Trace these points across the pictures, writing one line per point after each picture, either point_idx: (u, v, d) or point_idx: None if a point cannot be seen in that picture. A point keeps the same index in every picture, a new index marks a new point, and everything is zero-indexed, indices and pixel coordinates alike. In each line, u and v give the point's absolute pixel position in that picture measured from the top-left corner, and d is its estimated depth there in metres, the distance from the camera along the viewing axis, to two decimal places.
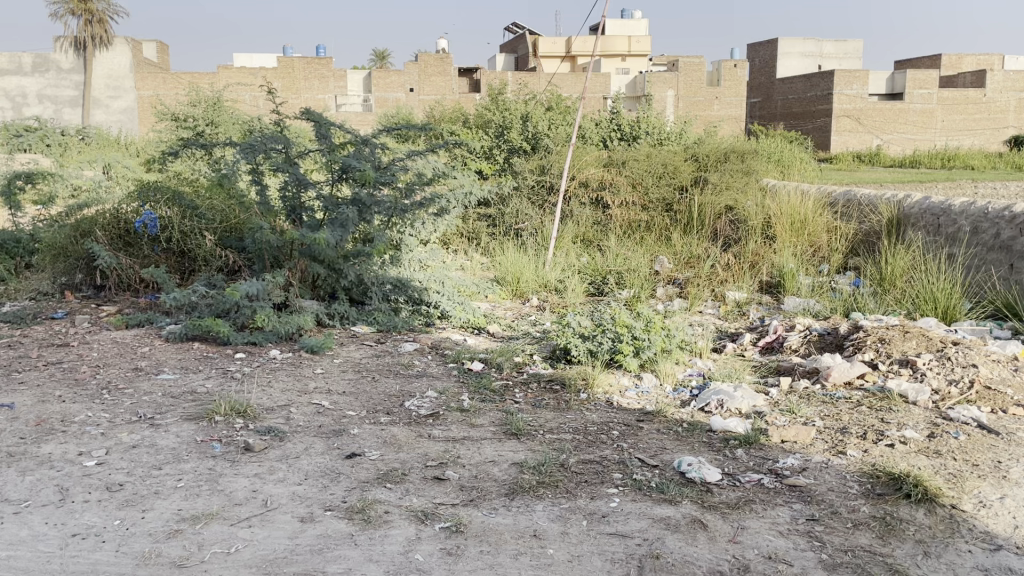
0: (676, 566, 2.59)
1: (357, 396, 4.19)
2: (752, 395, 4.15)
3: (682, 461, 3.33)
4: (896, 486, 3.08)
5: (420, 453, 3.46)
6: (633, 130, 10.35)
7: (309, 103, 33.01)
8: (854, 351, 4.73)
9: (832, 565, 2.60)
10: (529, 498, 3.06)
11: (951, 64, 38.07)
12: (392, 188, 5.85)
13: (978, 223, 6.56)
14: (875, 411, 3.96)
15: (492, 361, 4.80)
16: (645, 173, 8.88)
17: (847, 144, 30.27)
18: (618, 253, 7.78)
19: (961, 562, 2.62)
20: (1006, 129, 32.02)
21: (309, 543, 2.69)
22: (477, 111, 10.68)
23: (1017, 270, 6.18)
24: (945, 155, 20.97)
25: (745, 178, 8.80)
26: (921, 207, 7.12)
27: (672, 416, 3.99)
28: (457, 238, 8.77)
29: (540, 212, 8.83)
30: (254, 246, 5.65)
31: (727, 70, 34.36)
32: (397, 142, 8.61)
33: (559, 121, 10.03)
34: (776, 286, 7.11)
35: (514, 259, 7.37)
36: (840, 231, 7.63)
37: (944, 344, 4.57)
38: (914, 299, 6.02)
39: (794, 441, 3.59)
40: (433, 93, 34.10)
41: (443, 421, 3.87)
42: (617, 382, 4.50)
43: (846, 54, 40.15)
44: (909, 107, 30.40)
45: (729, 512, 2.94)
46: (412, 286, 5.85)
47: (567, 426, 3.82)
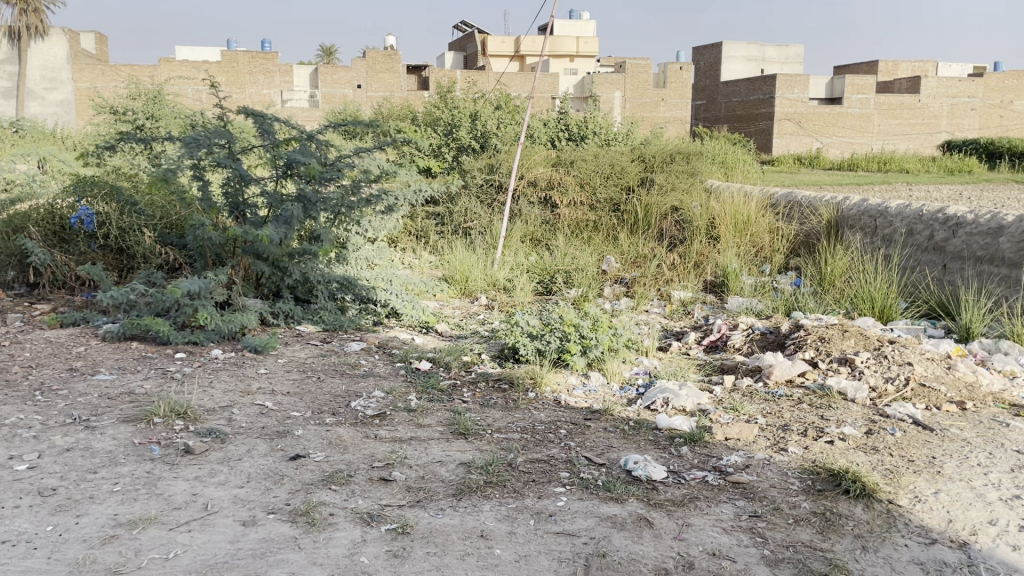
0: (622, 564, 2.60)
1: (302, 397, 4.12)
2: (697, 394, 4.20)
3: (629, 460, 3.35)
4: (835, 482, 3.16)
5: (366, 454, 3.42)
6: (581, 130, 10.41)
7: (253, 98, 32.49)
8: (795, 349, 4.83)
9: (774, 560, 2.65)
10: (477, 498, 3.04)
11: (887, 71, 39.16)
12: (338, 184, 5.77)
13: (913, 225, 6.77)
14: (816, 408, 4.05)
15: (440, 361, 4.76)
16: (593, 173, 8.94)
17: (789, 146, 30.78)
18: (566, 253, 7.81)
19: (898, 556, 2.69)
20: (939, 134, 32.95)
21: (251, 547, 2.63)
22: (425, 108, 10.61)
23: (950, 271, 6.40)
24: (880, 158, 21.51)
25: (690, 179, 8.92)
26: (859, 209, 7.32)
27: (618, 414, 4.02)
28: (405, 236, 8.73)
29: (488, 211, 8.82)
30: (194, 243, 5.49)
31: (673, 73, 34.89)
32: (344, 137, 8.52)
33: (507, 119, 10.00)
34: (720, 285, 7.21)
35: (462, 258, 7.34)
36: (781, 232, 7.80)
37: (881, 343, 4.70)
38: (852, 299, 6.17)
39: (737, 438, 3.65)
40: (381, 89, 33.64)
41: (390, 422, 3.83)
42: (564, 380, 4.51)
43: (787, 59, 41.02)
44: (848, 111, 31.13)
45: (673, 510, 2.97)
46: (359, 285, 5.78)
47: (515, 426, 3.81)
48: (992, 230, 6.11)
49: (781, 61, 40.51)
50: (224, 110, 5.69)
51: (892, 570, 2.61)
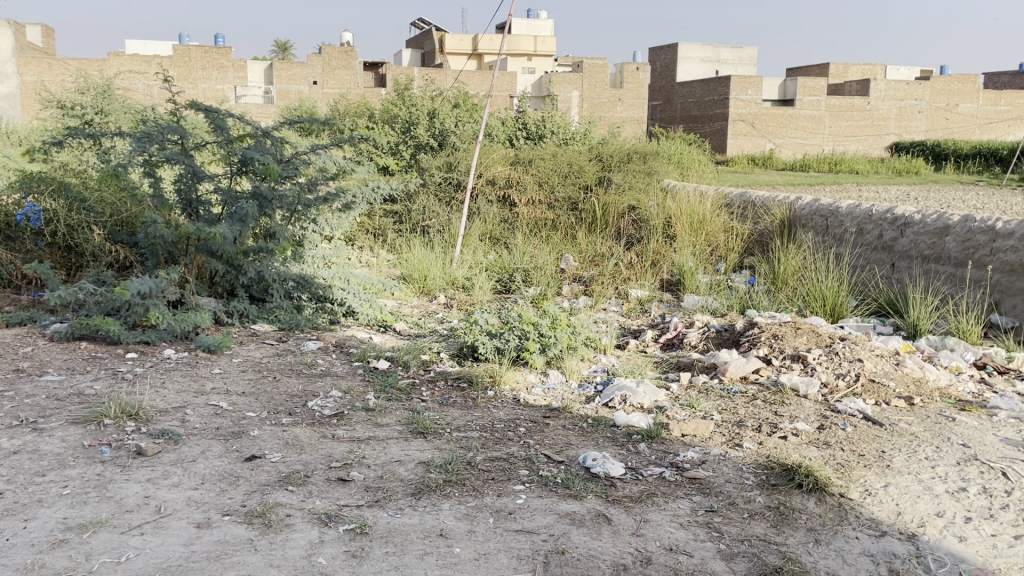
0: (581, 561, 2.62)
1: (258, 397, 4.06)
2: (654, 391, 4.25)
3: (587, 457, 3.37)
4: (789, 477, 3.22)
5: (323, 454, 3.39)
6: (539, 129, 10.43)
7: (206, 93, 32.00)
8: (749, 346, 4.90)
9: (730, 554, 2.69)
10: (436, 497, 3.03)
11: (837, 73, 39.87)
12: (293, 182, 5.70)
13: (863, 225, 6.93)
14: (769, 404, 4.12)
15: (399, 360, 4.73)
16: (551, 172, 8.97)
17: (744, 147, 30.93)
18: (525, 251, 7.81)
19: (849, 549, 2.75)
20: (887, 137, 33.24)
21: (206, 550, 2.59)
22: (383, 105, 10.53)
23: (897, 270, 6.57)
24: (831, 160, 21.87)
25: (647, 179, 9.00)
26: (811, 209, 7.48)
27: (577, 412, 4.05)
28: (363, 234, 8.67)
29: (448, 209, 8.80)
30: (145, 241, 5.37)
31: (629, 73, 35.16)
32: (299, 134, 8.42)
33: (466, 118, 9.97)
34: (676, 284, 7.28)
35: (421, 256, 7.31)
36: (735, 231, 7.92)
37: (832, 340, 4.81)
38: (804, 297, 6.28)
39: (693, 435, 3.69)
40: (338, 87, 33.25)
41: (348, 422, 3.80)
42: (523, 378, 4.52)
43: (742, 62, 41.64)
44: (799, 113, 31.43)
45: (631, 506, 3.00)
46: (316, 283, 5.72)
47: (474, 424, 3.81)
48: (938, 230, 6.28)
49: (735, 62, 41.04)
50: (177, 106, 5.59)
51: (844, 562, 2.67)
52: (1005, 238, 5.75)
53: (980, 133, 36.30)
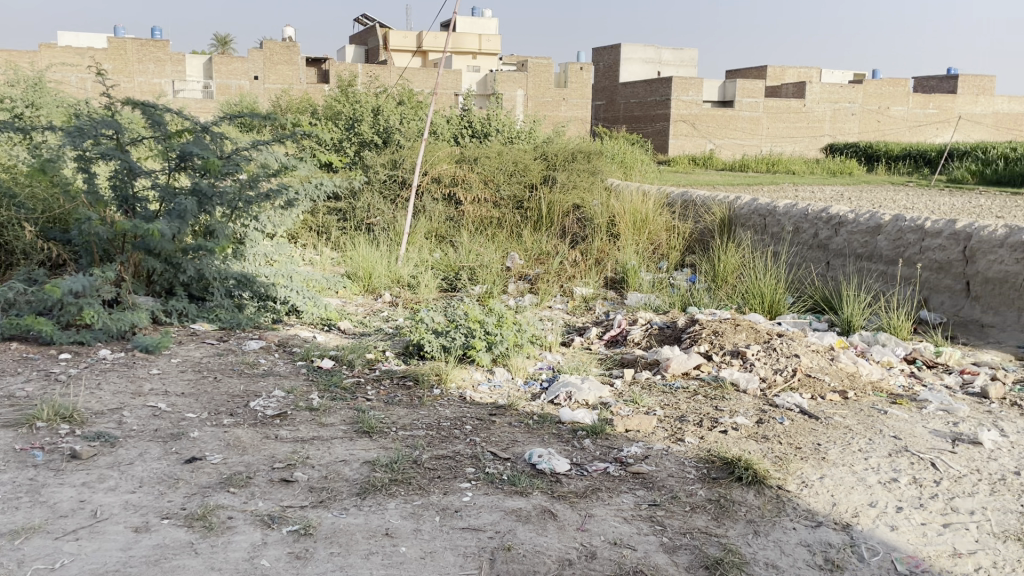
0: (527, 557, 2.64)
1: (198, 397, 3.98)
2: (599, 387, 4.30)
3: (533, 453, 3.39)
4: (729, 470, 3.30)
5: (266, 455, 3.34)
6: (484, 127, 10.42)
7: (142, 87, 31.27)
8: (691, 343, 5.00)
9: (672, 547, 2.75)
10: (382, 497, 3.02)
11: (775, 76, 40.80)
12: (234, 178, 5.59)
13: (799, 224, 7.12)
14: (710, 399, 4.21)
15: (343, 359, 4.69)
16: (496, 170, 8.99)
17: (685, 147, 31.08)
18: (470, 249, 7.81)
19: (787, 539, 2.83)
20: (822, 138, 34.02)
21: (144, 554, 2.53)
22: (326, 101, 10.39)
23: (832, 267, 6.78)
24: (770, 160, 22.33)
25: (591, 178, 9.09)
26: (750, 208, 7.66)
27: (523, 409, 4.07)
28: (306, 232, 8.57)
29: (392, 207, 8.73)
30: (79, 238, 5.22)
31: (574, 73, 35.40)
32: (240, 130, 8.26)
33: (411, 115, 9.90)
34: (620, 281, 7.36)
35: (365, 254, 7.25)
36: (677, 230, 8.05)
37: (770, 336, 4.93)
38: (744, 294, 6.42)
39: (637, 430, 3.75)
40: (279, 82, 32.62)
41: (292, 422, 3.75)
42: (469, 376, 4.52)
43: (683, 63, 42.30)
44: (738, 115, 31.84)
45: (576, 501, 3.04)
46: (257, 282, 5.63)
47: (420, 422, 3.80)
48: (870, 228, 6.49)
49: (676, 64, 41.67)
50: (112, 99, 5.44)
51: (782, 552, 2.74)
52: (933, 237, 5.98)
53: (910, 136, 37.55)
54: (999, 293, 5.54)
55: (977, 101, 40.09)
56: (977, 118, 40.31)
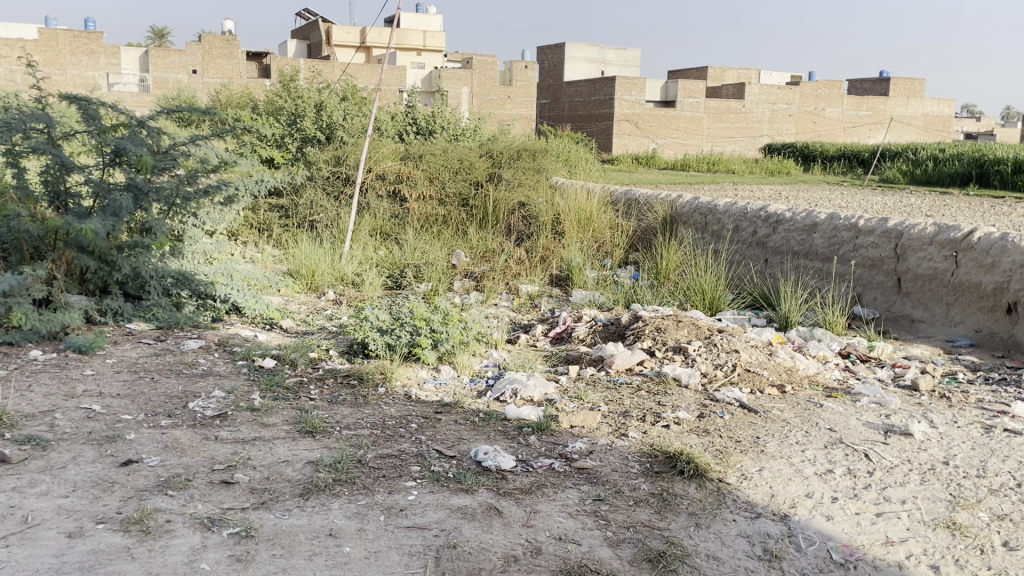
0: (472, 554, 2.64)
1: (134, 399, 3.88)
2: (544, 383, 4.32)
3: (479, 451, 3.40)
4: (671, 464, 3.35)
5: (206, 457, 3.27)
6: (429, 124, 10.37)
7: (74, 80, 30.38)
8: (634, 339, 5.06)
9: (616, 541, 2.78)
10: (325, 497, 2.99)
11: (716, 77, 41.52)
12: (171, 174, 5.46)
13: (739, 223, 7.27)
14: (653, 394, 4.27)
15: (286, 358, 4.62)
16: (441, 167, 8.95)
17: (628, 146, 31.43)
18: (415, 247, 7.76)
19: (727, 531, 2.88)
20: (761, 138, 34.72)
21: (78, 560, 2.46)
22: (267, 95, 10.20)
23: (771, 265, 6.94)
24: (710, 159, 22.69)
25: (535, 176, 9.13)
26: (691, 207, 7.79)
27: (468, 407, 4.07)
28: (247, 229, 8.44)
29: (336, 204, 8.63)
30: (7, 235, 5.03)
31: (518, 71, 35.49)
32: (177, 124, 8.07)
33: (355, 111, 9.79)
34: (565, 279, 7.40)
35: (308, 251, 7.15)
36: (621, 228, 8.13)
37: (711, 332, 5.02)
38: (685, 291, 6.52)
39: (582, 426, 3.79)
40: (218, 77, 31.79)
41: (232, 422, 3.68)
42: (415, 374, 4.50)
43: (626, 63, 42.75)
44: (679, 115, 32.27)
45: (522, 497, 3.05)
46: (196, 280, 5.50)
47: (364, 421, 3.77)
48: (807, 227, 6.66)
49: (619, 64, 42.09)
50: (42, 92, 5.25)
51: (722, 544, 2.80)
52: (867, 235, 6.16)
53: (845, 138, 38.60)
54: (928, 289, 5.74)
55: (909, 104, 41.44)
56: (908, 121, 41.66)
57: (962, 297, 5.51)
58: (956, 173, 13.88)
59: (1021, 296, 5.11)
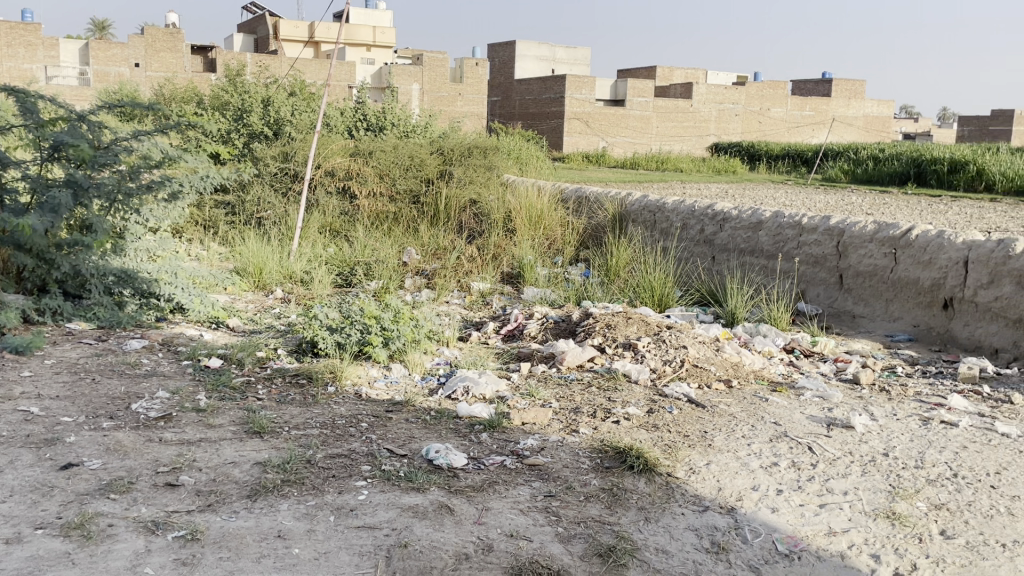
0: (423, 553, 2.63)
1: (75, 400, 3.78)
2: (495, 381, 4.33)
3: (430, 449, 3.39)
4: (621, 459, 3.39)
5: (150, 459, 3.21)
6: (379, 120, 10.29)
7: (11, 72, 29.59)
8: (585, 336, 5.10)
9: (567, 537, 2.80)
10: (273, 498, 2.95)
11: (665, 77, 42.05)
12: (113, 170, 5.33)
13: (687, 221, 7.38)
14: (603, 391, 4.31)
15: (232, 357, 4.55)
16: (392, 164, 8.89)
17: (578, 144, 31.60)
18: (365, 244, 7.70)
19: (676, 525, 2.93)
20: (708, 137, 35.26)
21: (15, 567, 2.39)
22: (212, 90, 10.02)
23: (718, 262, 7.05)
24: (658, 158, 22.95)
25: (487, 173, 9.13)
26: (640, 205, 7.89)
27: (420, 405, 4.06)
28: (192, 227, 8.32)
29: (283, 200, 8.51)
30: None
31: (469, 68, 35.47)
32: (119, 118, 7.88)
33: (303, 106, 9.65)
34: (516, 277, 7.42)
35: (255, 249, 7.05)
36: (572, 225, 8.18)
37: (660, 328, 5.08)
38: (635, 288, 6.58)
39: (533, 423, 3.80)
40: (161, 70, 31.30)
41: (177, 423, 3.61)
42: (365, 373, 4.46)
43: (576, 61, 43.03)
44: (628, 113, 32.57)
45: (473, 495, 3.05)
46: (139, 278, 5.37)
47: (313, 421, 3.73)
48: (752, 225, 6.78)
49: (570, 62, 42.37)
50: None
51: (671, 537, 2.84)
52: (810, 233, 6.31)
53: (789, 137, 39.40)
54: (869, 285, 5.89)
55: (852, 104, 42.45)
56: (851, 120, 42.69)
57: (901, 293, 5.67)
58: (895, 173, 14.28)
59: (958, 291, 5.28)
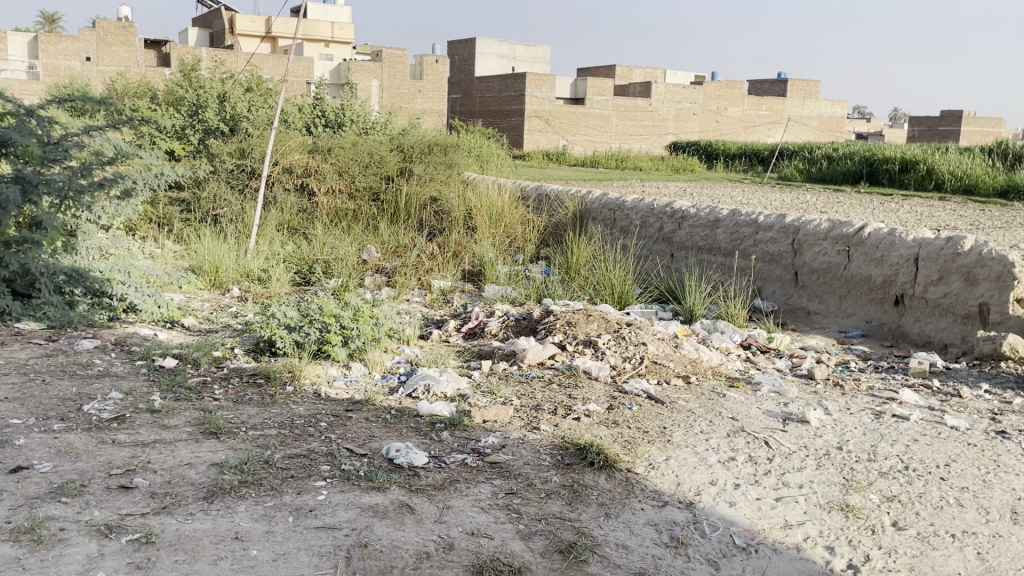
0: (383, 552, 2.62)
1: (24, 402, 3.69)
2: (456, 379, 4.32)
3: (391, 448, 3.37)
4: (581, 455, 3.41)
5: (103, 461, 3.14)
6: (338, 117, 10.20)
7: None
8: (545, 333, 5.11)
9: (527, 534, 2.81)
10: (231, 499, 2.91)
11: (624, 76, 42.34)
12: (63, 166, 5.21)
13: (646, 218, 7.46)
14: (564, 388, 4.33)
15: (188, 357, 4.47)
16: (351, 160, 8.81)
17: (538, 142, 31.63)
18: (325, 241, 7.63)
19: (636, 520, 2.95)
20: (667, 136, 35.59)
21: None
22: (166, 85, 9.84)
23: (676, 259, 7.13)
24: (617, 156, 23.09)
25: (447, 171, 9.10)
26: (600, 203, 7.95)
27: (380, 404, 4.03)
28: (145, 224, 8.17)
29: (240, 197, 8.40)
30: None
31: (429, 65, 35.31)
32: (69, 113, 7.70)
33: (260, 102, 9.53)
34: (477, 275, 7.41)
35: (211, 246, 6.94)
36: (533, 223, 8.19)
37: (620, 325, 5.12)
38: (595, 286, 6.62)
39: (494, 420, 3.80)
40: (114, 65, 30.43)
41: (131, 425, 3.54)
42: (324, 372, 4.42)
43: (536, 59, 43.14)
44: (588, 112, 32.71)
45: (434, 494, 3.04)
46: (91, 277, 5.23)
47: (272, 421, 3.69)
48: (710, 223, 6.87)
49: (530, 60, 42.44)
50: None
51: (631, 533, 2.87)
52: (766, 231, 6.41)
53: (746, 136, 39.95)
54: (823, 282, 6.00)
55: (806, 104, 43.17)
56: (806, 120, 43.43)
57: (854, 290, 5.78)
58: (848, 172, 14.57)
59: (908, 288, 5.40)
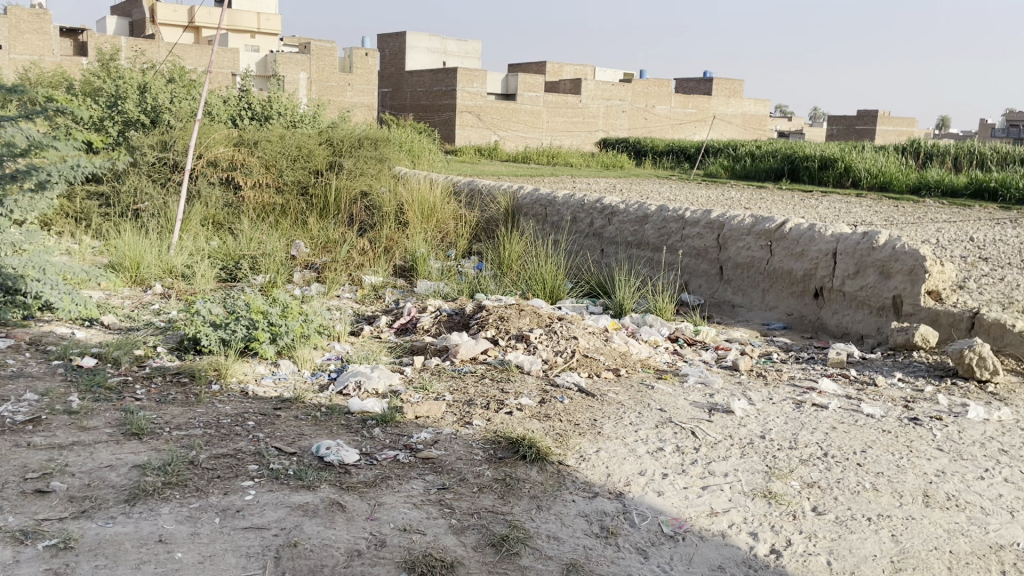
0: (314, 551, 2.59)
1: None
2: (388, 375, 4.29)
3: (321, 445, 3.33)
4: (513, 449, 3.43)
5: (17, 466, 3.02)
6: (265, 109, 9.99)
7: None
8: (478, 328, 5.12)
9: (460, 528, 2.81)
10: (154, 502, 2.83)
11: (555, 72, 42.61)
12: None
13: (577, 214, 7.55)
14: (496, 382, 4.36)
15: (107, 356, 4.33)
16: (278, 154, 8.66)
17: (471, 137, 31.47)
18: (252, 237, 7.47)
19: (567, 511, 2.99)
20: (597, 132, 35.97)
21: None
22: (82, 75, 9.49)
23: (606, 254, 7.23)
24: (549, 153, 23.21)
25: (378, 165, 9.01)
26: (531, 199, 8.01)
27: (310, 401, 3.98)
28: (61, 218, 7.87)
29: (163, 191, 8.16)
30: None
31: (359, 58, 34.81)
32: None
33: (183, 93, 9.27)
34: (409, 270, 7.35)
35: (132, 241, 6.73)
36: (465, 219, 8.18)
37: (551, 319, 5.17)
38: (527, 281, 6.65)
39: (426, 416, 3.80)
40: (26, 52, 29.10)
41: (47, 427, 3.41)
42: (251, 371, 4.34)
43: (468, 54, 43.05)
44: (520, 107, 32.76)
45: (366, 491, 3.02)
46: (3, 274, 5.00)
47: (197, 421, 3.60)
48: (639, 218, 6.99)
49: (461, 54, 42.32)
50: None
51: (562, 524, 2.90)
52: (692, 226, 6.55)
53: (674, 133, 40.70)
54: (747, 276, 6.17)
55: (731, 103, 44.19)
56: (732, 117, 44.48)
57: (776, 284, 5.97)
58: (770, 168, 15.01)
59: (827, 281, 5.61)
